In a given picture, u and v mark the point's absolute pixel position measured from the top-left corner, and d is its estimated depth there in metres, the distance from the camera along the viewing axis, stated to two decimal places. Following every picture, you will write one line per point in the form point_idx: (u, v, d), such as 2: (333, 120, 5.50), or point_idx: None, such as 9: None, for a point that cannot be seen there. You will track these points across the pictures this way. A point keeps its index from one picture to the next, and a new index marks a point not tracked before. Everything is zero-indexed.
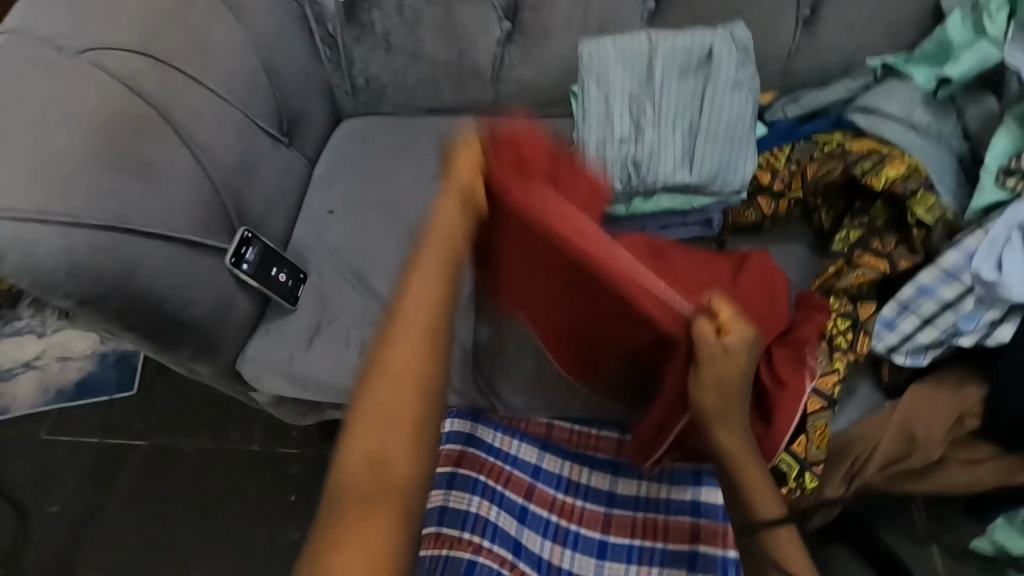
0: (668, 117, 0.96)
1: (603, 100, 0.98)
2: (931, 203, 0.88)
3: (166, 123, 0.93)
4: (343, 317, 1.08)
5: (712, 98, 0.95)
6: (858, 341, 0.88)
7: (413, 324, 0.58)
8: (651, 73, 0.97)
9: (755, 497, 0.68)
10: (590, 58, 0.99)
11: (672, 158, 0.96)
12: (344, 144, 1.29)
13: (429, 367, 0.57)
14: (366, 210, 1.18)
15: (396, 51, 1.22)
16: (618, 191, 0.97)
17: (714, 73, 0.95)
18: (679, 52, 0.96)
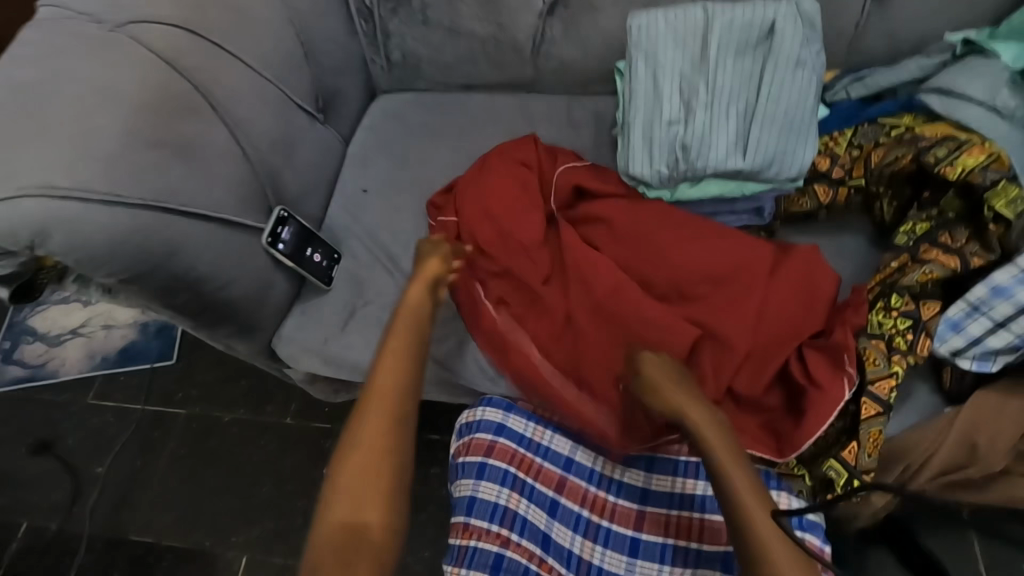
0: (723, 97, 0.90)
1: (652, 80, 0.93)
2: (1014, 195, 0.81)
3: (205, 100, 0.92)
4: (378, 300, 1.08)
5: (772, 77, 0.89)
6: (918, 342, 0.82)
7: (379, 399, 0.83)
8: (705, 49, 0.91)
9: (741, 498, 0.72)
10: (640, 33, 0.93)
11: (724, 143, 0.90)
12: (380, 123, 1.29)
13: (389, 428, 0.81)
14: (403, 192, 1.19)
15: (433, 25, 1.20)
16: (663, 176, 0.94)
17: (775, 51, 0.89)
18: (738, 26, 0.89)
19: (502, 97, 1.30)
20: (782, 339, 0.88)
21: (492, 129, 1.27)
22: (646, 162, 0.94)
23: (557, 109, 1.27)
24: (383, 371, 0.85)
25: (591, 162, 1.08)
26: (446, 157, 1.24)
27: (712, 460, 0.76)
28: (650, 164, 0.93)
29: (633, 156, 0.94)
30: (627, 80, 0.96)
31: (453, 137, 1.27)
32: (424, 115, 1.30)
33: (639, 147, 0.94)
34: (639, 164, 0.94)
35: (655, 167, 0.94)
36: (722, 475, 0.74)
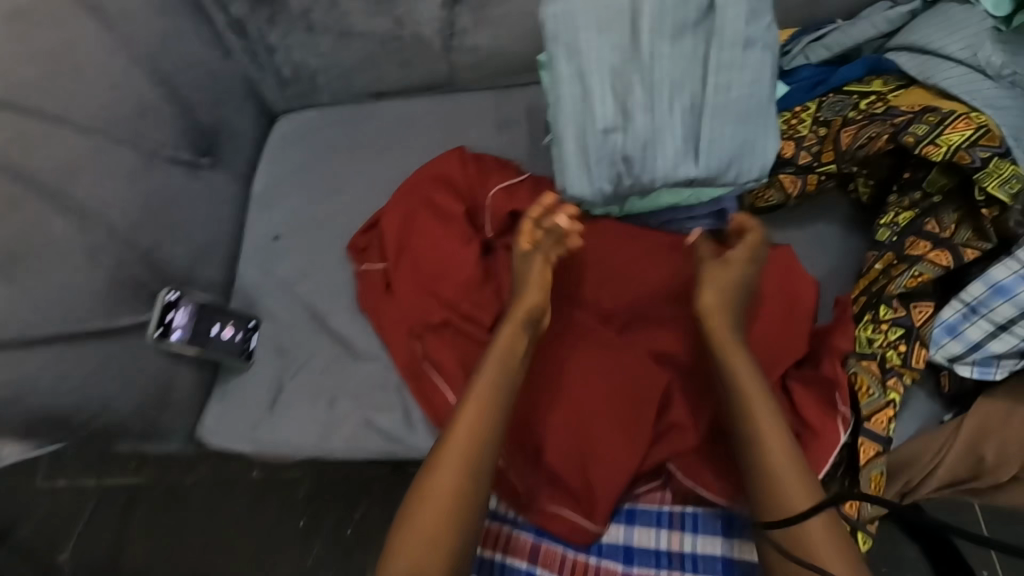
0: (663, 94, 0.76)
1: (578, 79, 0.77)
2: (1008, 174, 0.69)
3: (30, 189, 0.76)
4: (306, 369, 0.95)
5: (717, 63, 0.75)
6: (912, 353, 0.72)
7: (462, 439, 0.72)
8: (636, 37, 0.75)
9: (780, 478, 0.65)
10: (556, 24, 0.76)
11: (673, 147, 0.76)
12: (282, 151, 1.11)
13: (464, 477, 0.71)
14: (319, 232, 1.03)
15: (321, 32, 1.01)
16: (606, 194, 0.79)
17: (716, 32, 0.74)
18: (670, 5, 0.74)
19: (418, 100, 1.13)
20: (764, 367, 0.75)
21: (412, 142, 1.10)
22: (584, 180, 0.78)
23: (483, 107, 1.10)
24: (466, 412, 0.73)
25: (517, 183, 0.94)
26: (363, 181, 1.07)
27: (756, 447, 0.67)
28: (590, 181, 0.79)
29: (568, 174, 0.79)
30: (549, 81, 0.79)
31: (368, 157, 1.09)
32: (332, 133, 1.12)
33: (574, 162, 0.78)
34: (577, 182, 0.79)
35: (595, 183, 0.79)
36: (764, 458, 0.66)
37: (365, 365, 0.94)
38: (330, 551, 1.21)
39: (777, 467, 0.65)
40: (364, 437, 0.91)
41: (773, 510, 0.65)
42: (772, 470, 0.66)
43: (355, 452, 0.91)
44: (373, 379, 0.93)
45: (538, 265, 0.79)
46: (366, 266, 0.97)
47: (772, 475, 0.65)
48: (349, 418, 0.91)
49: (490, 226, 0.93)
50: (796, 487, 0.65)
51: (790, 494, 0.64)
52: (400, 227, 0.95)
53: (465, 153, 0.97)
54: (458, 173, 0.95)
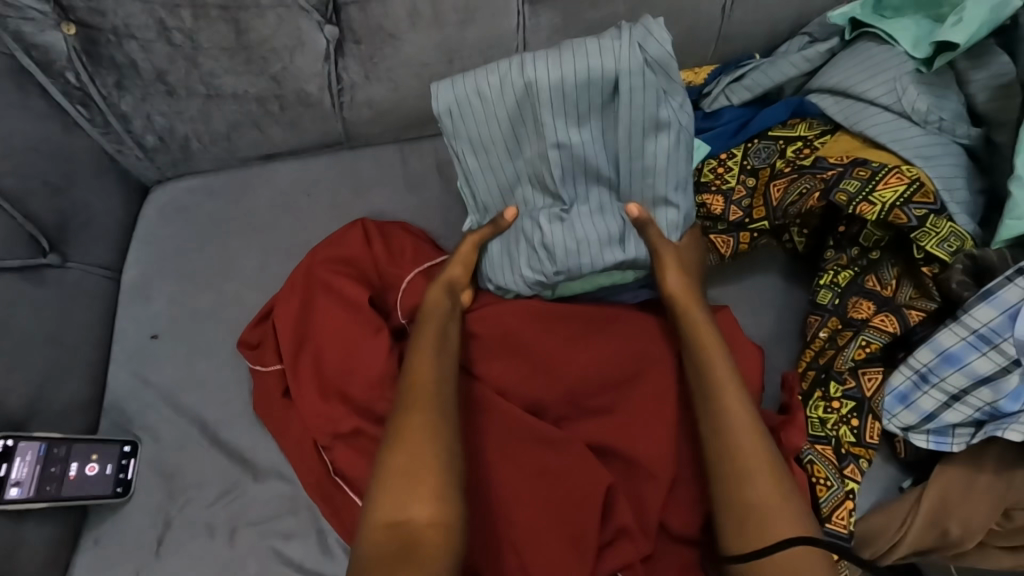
0: (576, 181, 0.72)
1: (488, 170, 0.75)
2: (945, 232, 0.64)
3: None
4: (196, 497, 0.80)
5: (629, 148, 0.71)
6: (866, 428, 0.67)
7: (419, 406, 0.66)
8: (538, 125, 0.70)
9: (740, 484, 0.61)
10: (452, 119, 0.73)
11: (594, 235, 0.71)
12: (157, 232, 0.95)
13: (434, 437, 0.64)
14: (205, 327, 0.89)
15: (184, 95, 0.87)
16: (532, 284, 0.75)
17: (622, 117, 0.70)
18: (570, 91, 0.68)
19: (312, 160, 1.00)
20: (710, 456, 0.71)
21: (310, 210, 0.97)
22: (508, 270, 0.75)
23: (387, 166, 0.99)
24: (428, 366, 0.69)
25: (434, 264, 0.84)
26: (255, 260, 0.94)
27: (718, 448, 0.63)
28: (513, 271, 0.75)
29: (494, 263, 0.76)
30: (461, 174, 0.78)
31: (260, 230, 0.95)
32: (215, 205, 0.97)
33: (496, 252, 0.76)
34: (502, 272, 0.76)
35: (519, 273, 0.75)
36: (727, 445, 0.63)
37: (268, 485, 0.80)
38: None
39: (747, 472, 0.61)
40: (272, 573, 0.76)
41: (742, 515, 0.60)
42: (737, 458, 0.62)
43: None
44: (279, 501, 0.80)
45: (464, 246, 0.76)
46: (262, 365, 0.83)
47: (736, 463, 0.62)
48: (253, 552, 0.77)
49: (403, 312, 0.82)
50: (765, 482, 0.61)
51: (757, 496, 0.60)
52: (296, 318, 0.82)
53: (370, 224, 0.87)
54: (362, 252, 0.85)
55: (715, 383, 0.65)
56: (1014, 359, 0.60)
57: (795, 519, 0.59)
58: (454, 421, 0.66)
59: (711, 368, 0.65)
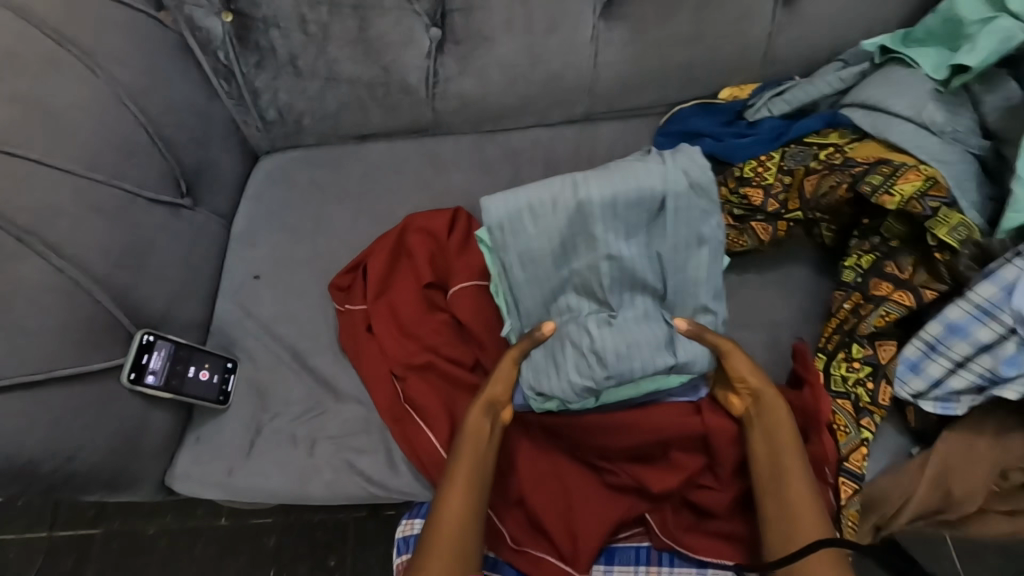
0: (623, 289, 0.79)
1: (532, 281, 0.81)
2: (955, 222, 0.74)
3: (9, 237, 0.77)
4: (284, 411, 0.92)
5: (674, 259, 0.79)
6: (880, 391, 0.76)
7: (459, 479, 0.75)
8: (591, 238, 0.78)
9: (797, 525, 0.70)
10: (503, 232, 0.79)
11: (643, 339, 0.77)
12: (265, 191, 1.11)
13: (469, 506, 0.74)
14: (301, 272, 1.03)
15: (308, 77, 1.03)
16: (579, 389, 0.78)
17: (670, 229, 0.78)
18: (620, 209, 0.77)
19: (401, 142, 1.16)
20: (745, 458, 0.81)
21: (396, 183, 1.12)
22: (555, 375, 0.79)
23: (465, 151, 1.15)
24: (470, 435, 0.77)
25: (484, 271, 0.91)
26: (346, 222, 1.09)
27: (771, 493, 0.73)
28: (560, 376, 0.78)
29: (537, 370, 0.80)
30: (504, 282, 0.83)
31: (353, 197, 1.11)
32: (316, 174, 1.13)
33: (540, 359, 0.80)
34: (547, 378, 0.79)
35: (566, 379, 0.78)
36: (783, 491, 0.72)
37: (346, 408, 0.92)
38: (352, 562, 1.27)
39: (794, 509, 0.71)
40: (345, 481, 0.88)
41: (784, 529, 0.71)
42: (790, 514, 0.71)
43: (335, 498, 0.88)
44: (354, 423, 0.91)
45: (504, 361, 0.80)
46: (350, 306, 0.96)
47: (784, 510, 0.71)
48: (330, 461, 0.89)
49: (453, 290, 0.92)
50: (804, 509, 0.70)
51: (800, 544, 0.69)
52: (385, 269, 0.95)
53: (460, 213, 0.98)
54: (440, 229, 0.96)
55: (779, 445, 0.74)
56: (1010, 329, 0.69)
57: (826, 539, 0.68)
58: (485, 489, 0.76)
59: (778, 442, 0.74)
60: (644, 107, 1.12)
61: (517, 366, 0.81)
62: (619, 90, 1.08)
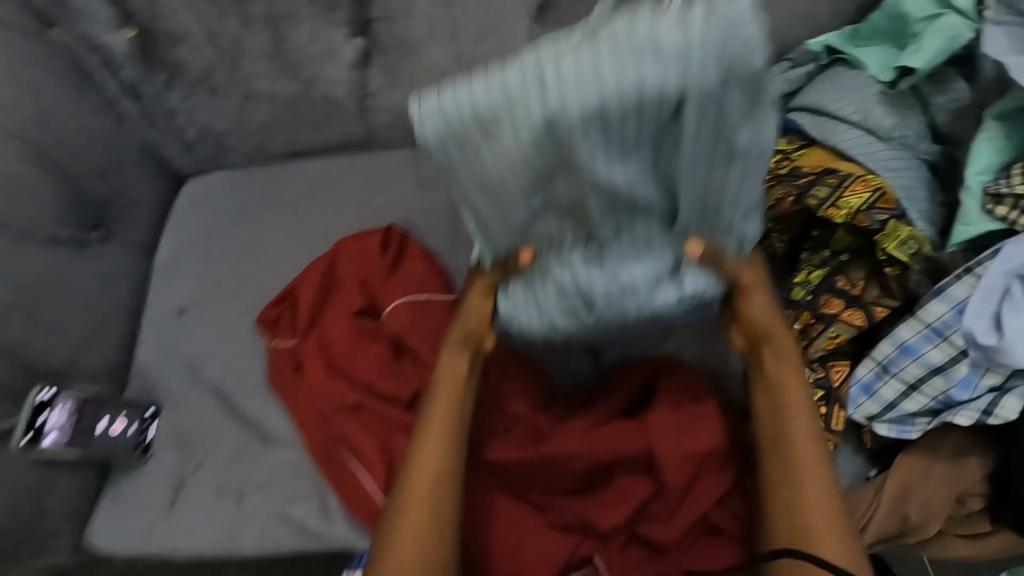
0: (623, 216, 0.61)
1: (498, 210, 0.61)
2: (905, 236, 0.70)
3: None
4: (209, 459, 0.86)
5: (695, 171, 0.57)
6: (832, 417, 0.71)
7: (428, 467, 0.70)
8: (574, 147, 0.54)
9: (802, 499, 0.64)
10: (448, 145, 0.56)
11: (643, 274, 0.63)
12: (188, 218, 1.04)
13: (441, 488, 0.69)
14: (227, 305, 0.97)
15: (224, 94, 0.97)
16: (565, 329, 0.67)
17: (688, 141, 0.55)
18: (607, 116, 0.53)
19: (335, 158, 1.09)
20: (713, 483, 0.74)
21: (332, 203, 1.05)
22: (533, 311, 0.67)
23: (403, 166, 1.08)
24: (437, 420, 0.72)
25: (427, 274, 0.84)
26: (276, 248, 1.01)
27: (778, 461, 0.66)
28: (541, 315, 0.67)
29: (515, 304, 0.67)
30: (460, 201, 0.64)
31: (286, 220, 1.04)
32: (244, 195, 1.06)
33: (518, 295, 0.67)
34: (529, 316, 0.67)
35: (548, 319, 0.66)
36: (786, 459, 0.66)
37: (275, 453, 0.86)
38: None
39: (799, 487, 0.64)
40: (274, 533, 0.82)
41: (795, 519, 0.64)
42: (794, 486, 0.65)
43: (264, 552, 0.82)
44: (284, 468, 0.85)
45: (470, 318, 0.73)
46: (277, 340, 0.90)
47: (789, 484, 0.65)
48: (259, 512, 0.83)
49: (386, 310, 0.86)
50: (811, 483, 0.64)
51: (816, 537, 0.63)
52: (314, 299, 0.88)
53: (392, 233, 0.91)
54: (373, 253, 0.89)
55: (782, 399, 0.68)
56: (962, 350, 0.65)
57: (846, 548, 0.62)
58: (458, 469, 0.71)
59: (784, 403, 0.67)
60: None
61: (491, 297, 0.71)
62: None
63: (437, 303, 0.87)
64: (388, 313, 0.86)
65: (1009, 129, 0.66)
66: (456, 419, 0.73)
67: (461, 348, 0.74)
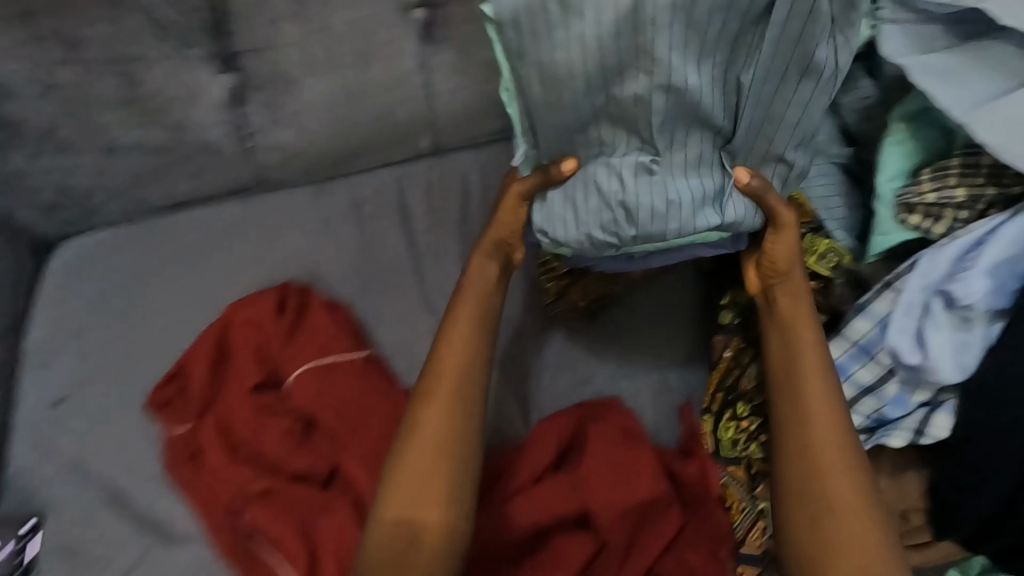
0: (673, 128, 0.64)
1: (551, 105, 0.64)
2: (824, 249, 0.70)
3: None
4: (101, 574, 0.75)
5: (748, 92, 0.63)
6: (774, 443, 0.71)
7: (431, 425, 0.67)
8: (649, 50, 0.60)
9: (813, 450, 0.61)
10: (519, 31, 0.60)
11: (687, 192, 0.64)
12: (59, 292, 0.92)
13: (454, 453, 0.67)
14: (112, 389, 0.85)
15: (80, 148, 0.85)
16: (599, 244, 0.67)
17: (771, 41, 0.61)
18: (700, 13, 0.59)
19: (227, 205, 0.98)
20: (661, 526, 0.69)
21: (227, 257, 0.95)
22: (570, 222, 0.67)
23: (303, 207, 0.98)
24: (433, 411, 0.68)
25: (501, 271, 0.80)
26: (165, 316, 0.90)
27: (789, 402, 0.63)
28: (576, 226, 0.67)
29: (550, 215, 0.68)
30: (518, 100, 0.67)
31: (176, 282, 0.93)
32: (124, 258, 0.94)
33: (556, 205, 0.68)
34: (562, 224, 0.67)
35: (583, 230, 0.66)
36: (801, 409, 0.62)
37: (178, 557, 0.75)
38: None
39: (820, 447, 0.60)
40: None
41: (802, 476, 0.60)
42: (810, 441, 0.61)
43: None
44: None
45: (474, 288, 0.73)
46: (170, 428, 0.80)
47: (807, 441, 0.61)
48: None
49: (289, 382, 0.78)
50: (828, 435, 0.61)
51: (835, 509, 0.59)
52: (208, 376, 0.80)
53: (289, 291, 0.84)
54: (267, 318, 0.81)
55: (797, 359, 0.64)
56: (890, 367, 0.62)
57: (861, 507, 0.58)
58: (474, 431, 0.68)
59: (796, 334, 0.65)
60: (497, 133, 0.99)
61: (528, 206, 0.70)
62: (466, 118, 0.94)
63: (344, 366, 0.79)
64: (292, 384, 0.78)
65: (915, 132, 0.63)
66: (455, 398, 0.68)
67: (466, 311, 0.72)
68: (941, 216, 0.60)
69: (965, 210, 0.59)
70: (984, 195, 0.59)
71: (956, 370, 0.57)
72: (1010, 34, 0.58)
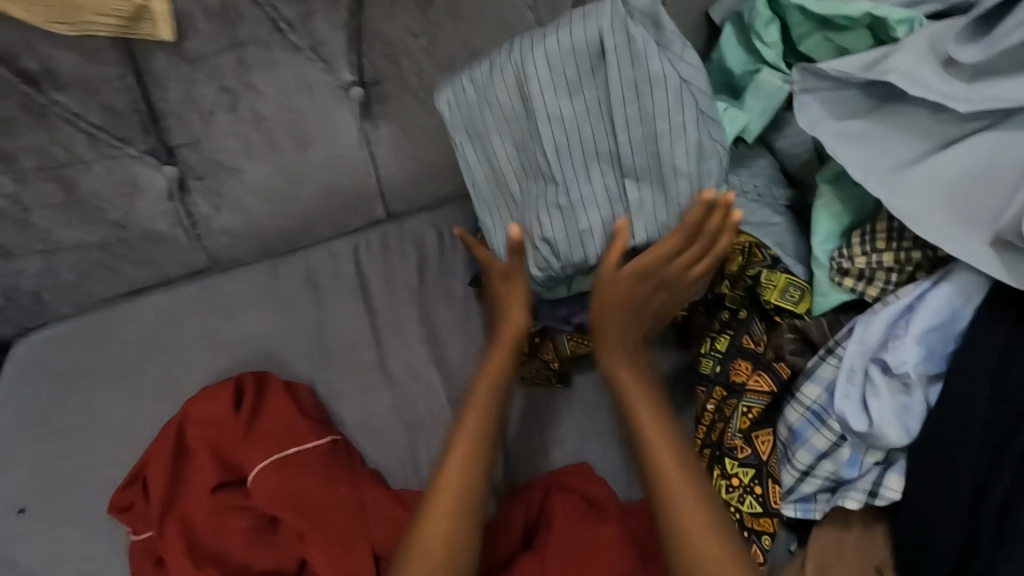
0: (573, 160, 0.71)
1: (488, 162, 0.77)
2: (783, 284, 0.68)
3: None
4: None
5: (625, 120, 0.68)
6: (769, 494, 0.66)
7: (451, 486, 0.68)
8: (529, 102, 0.71)
9: (654, 463, 0.66)
10: (454, 112, 0.76)
11: (595, 218, 0.70)
12: (17, 394, 0.91)
13: (465, 520, 0.67)
14: (73, 491, 0.84)
15: (25, 252, 0.85)
16: (539, 276, 0.75)
17: (615, 79, 0.67)
18: (556, 63, 0.69)
19: (180, 290, 0.96)
20: None
21: (182, 345, 0.93)
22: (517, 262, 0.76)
23: (258, 285, 0.96)
24: (454, 466, 0.69)
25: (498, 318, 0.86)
26: (126, 411, 0.89)
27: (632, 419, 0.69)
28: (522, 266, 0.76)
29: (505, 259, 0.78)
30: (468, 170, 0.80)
31: (133, 375, 0.91)
32: (80, 354, 0.92)
33: (505, 248, 0.78)
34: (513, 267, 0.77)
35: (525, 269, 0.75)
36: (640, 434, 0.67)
37: None
38: None
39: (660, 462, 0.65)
40: None
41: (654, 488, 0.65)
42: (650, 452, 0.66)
43: None
44: None
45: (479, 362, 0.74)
46: (134, 532, 0.78)
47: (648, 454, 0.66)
48: None
49: (251, 476, 0.78)
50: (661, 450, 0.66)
51: (674, 507, 0.64)
52: (168, 479, 0.79)
53: (246, 379, 0.84)
54: (225, 413, 0.81)
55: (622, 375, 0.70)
56: (840, 434, 0.63)
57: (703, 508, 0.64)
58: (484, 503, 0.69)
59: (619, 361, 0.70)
60: (450, 194, 0.98)
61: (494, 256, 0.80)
62: (416, 186, 0.95)
63: (306, 454, 0.79)
64: (254, 479, 0.78)
65: (841, 194, 0.66)
66: (477, 472, 0.69)
67: (486, 381, 0.73)
68: (872, 279, 0.63)
69: (895, 273, 0.62)
70: (911, 258, 0.61)
71: (901, 432, 0.59)
72: (919, 99, 0.60)
